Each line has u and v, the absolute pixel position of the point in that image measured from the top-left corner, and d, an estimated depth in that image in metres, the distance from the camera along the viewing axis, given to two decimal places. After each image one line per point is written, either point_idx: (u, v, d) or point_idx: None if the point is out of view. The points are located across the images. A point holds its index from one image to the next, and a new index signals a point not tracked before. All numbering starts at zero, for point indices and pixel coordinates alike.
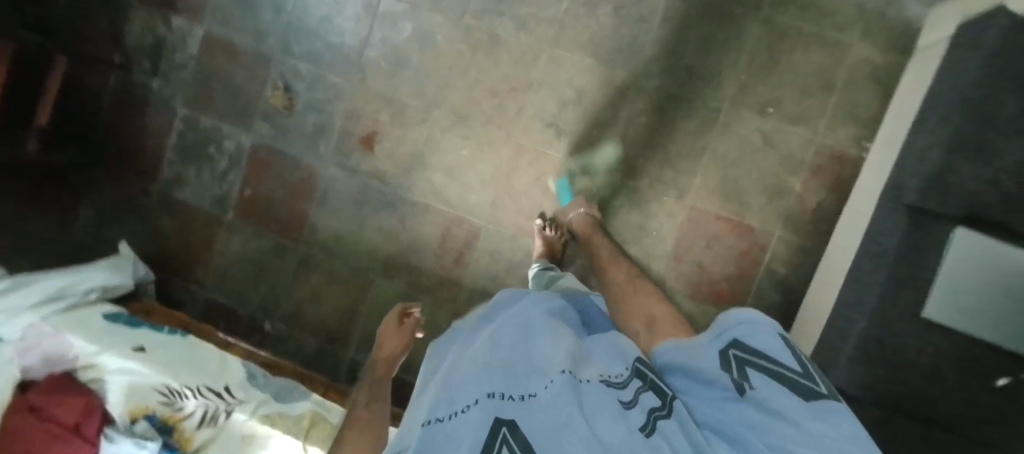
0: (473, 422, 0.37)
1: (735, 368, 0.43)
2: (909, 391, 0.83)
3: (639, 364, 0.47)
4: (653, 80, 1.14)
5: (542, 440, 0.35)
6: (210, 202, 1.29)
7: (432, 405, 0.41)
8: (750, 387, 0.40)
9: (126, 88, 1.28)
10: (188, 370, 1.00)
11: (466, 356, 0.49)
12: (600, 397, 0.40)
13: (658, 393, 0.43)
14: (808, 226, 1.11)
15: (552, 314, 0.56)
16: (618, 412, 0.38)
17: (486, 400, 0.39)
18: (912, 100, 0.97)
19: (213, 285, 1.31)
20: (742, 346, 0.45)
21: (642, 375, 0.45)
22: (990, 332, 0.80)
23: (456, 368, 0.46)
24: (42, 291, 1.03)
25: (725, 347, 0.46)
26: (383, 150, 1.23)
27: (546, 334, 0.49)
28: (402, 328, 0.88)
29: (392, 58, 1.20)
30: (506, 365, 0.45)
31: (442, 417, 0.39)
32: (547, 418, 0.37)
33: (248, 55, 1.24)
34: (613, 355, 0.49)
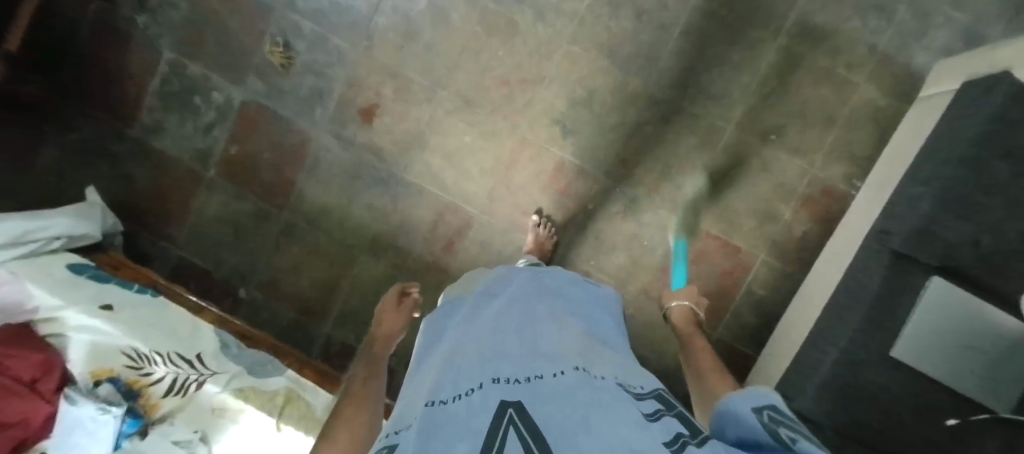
0: (475, 403, 0.38)
1: (770, 424, 0.33)
2: (869, 424, 0.87)
3: (661, 392, 0.46)
4: (665, 91, 1.13)
5: (552, 430, 0.33)
6: (190, 155, 1.22)
7: (437, 388, 0.43)
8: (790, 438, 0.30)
9: (107, 18, 1.19)
10: (160, 335, 0.96)
11: (474, 344, 0.51)
12: (614, 395, 0.39)
13: (687, 428, 0.37)
14: (791, 253, 1.15)
15: (563, 320, 0.58)
16: (639, 418, 0.35)
17: (491, 384, 0.41)
18: (909, 146, 1.00)
19: (187, 242, 1.24)
20: (781, 412, 0.35)
21: (665, 402, 0.43)
22: (947, 375, 0.85)
23: (464, 355, 0.48)
24: (5, 232, 0.94)
25: (755, 413, 0.36)
26: (382, 125, 1.18)
27: (556, 341, 0.50)
28: (400, 309, 0.92)
29: (402, 30, 1.15)
30: (514, 357, 0.46)
31: (446, 399, 0.40)
32: (559, 405, 0.36)
33: (248, 4, 1.16)
34: (633, 376, 0.48)
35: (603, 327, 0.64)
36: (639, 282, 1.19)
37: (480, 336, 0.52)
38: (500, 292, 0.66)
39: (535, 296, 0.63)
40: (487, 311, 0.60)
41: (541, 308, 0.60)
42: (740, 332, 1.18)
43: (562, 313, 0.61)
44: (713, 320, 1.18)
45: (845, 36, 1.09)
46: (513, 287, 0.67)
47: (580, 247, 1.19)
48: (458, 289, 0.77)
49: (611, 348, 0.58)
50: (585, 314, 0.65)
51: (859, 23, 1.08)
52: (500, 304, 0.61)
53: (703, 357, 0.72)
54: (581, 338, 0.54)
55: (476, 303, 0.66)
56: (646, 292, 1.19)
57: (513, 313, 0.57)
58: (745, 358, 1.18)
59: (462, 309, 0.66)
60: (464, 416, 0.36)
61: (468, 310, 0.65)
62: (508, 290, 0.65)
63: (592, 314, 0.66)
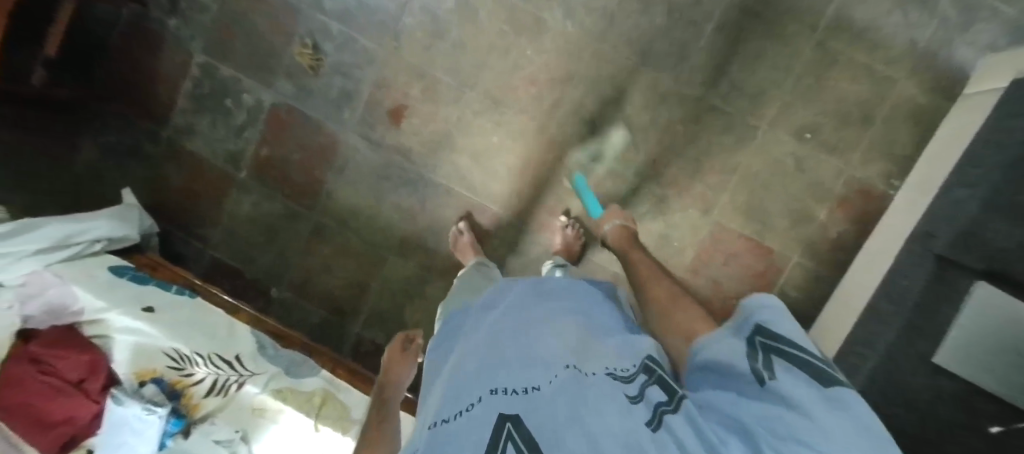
0: (474, 417, 0.40)
1: (757, 356, 0.37)
2: (914, 436, 0.85)
3: (650, 362, 0.45)
4: (697, 89, 1.11)
5: (544, 438, 0.35)
6: (222, 158, 1.23)
7: (440, 406, 0.45)
8: (770, 376, 0.34)
9: (140, 21, 1.20)
10: (200, 336, 0.98)
11: (475, 353, 0.51)
12: (603, 386, 0.39)
13: (665, 391, 0.39)
14: (825, 255, 1.13)
15: (563, 310, 0.57)
16: (622, 407, 0.36)
17: (489, 397, 0.42)
18: (952, 146, 0.97)
19: (219, 243, 1.27)
20: (767, 336, 0.38)
21: (649, 370, 0.43)
22: (988, 379, 0.81)
23: (466, 367, 0.50)
24: (47, 236, 0.96)
25: (746, 347, 0.38)
26: (410, 126, 1.18)
27: (549, 335, 0.50)
28: (406, 356, 0.94)
29: (430, 29, 1.14)
30: (510, 362, 0.47)
31: (447, 418, 0.42)
32: (547, 410, 0.37)
33: (276, 5, 1.16)
34: (626, 352, 0.47)
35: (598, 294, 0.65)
36: None
37: (481, 344, 0.53)
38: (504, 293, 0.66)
39: (537, 294, 0.62)
40: (491, 316, 0.61)
41: (536, 300, 0.60)
42: None
43: (563, 302, 0.60)
44: None
45: (886, 31, 1.05)
46: (515, 287, 0.67)
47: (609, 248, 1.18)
48: (461, 302, 0.79)
49: (610, 322, 0.56)
50: (579, 288, 0.64)
51: (901, 17, 1.04)
52: (505, 308, 0.61)
53: (642, 262, 0.73)
54: (580, 327, 0.53)
55: (478, 314, 0.67)
56: None
57: (509, 314, 0.58)
58: None
59: (467, 322, 0.67)
60: (464, 436, 0.38)
61: (475, 316, 0.66)
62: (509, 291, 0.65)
63: (594, 293, 0.64)
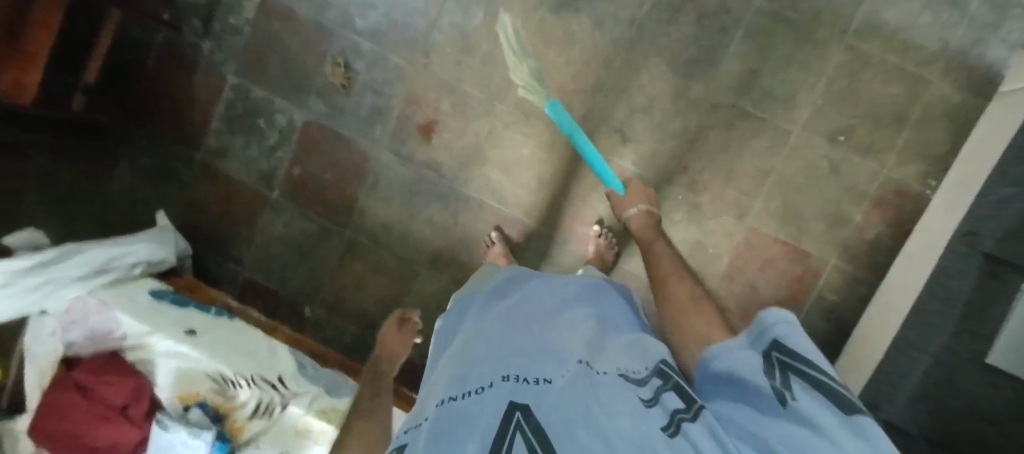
0: (485, 401, 0.38)
1: (772, 373, 0.36)
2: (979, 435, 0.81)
3: (663, 365, 0.44)
4: (728, 96, 1.11)
5: (554, 429, 0.33)
6: (256, 178, 1.25)
7: (450, 385, 0.44)
8: (791, 397, 0.33)
9: (175, 46, 1.24)
10: (241, 357, 0.98)
11: (484, 340, 0.51)
12: (617, 385, 0.39)
13: (683, 397, 0.38)
14: (863, 258, 1.13)
15: (574, 307, 0.57)
16: (637, 411, 0.35)
17: (501, 382, 0.40)
18: (991, 144, 0.96)
19: (253, 263, 1.28)
20: (785, 352, 0.37)
21: (664, 374, 0.42)
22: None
23: (476, 351, 0.49)
24: (87, 262, 0.98)
25: (760, 363, 0.37)
26: (441, 140, 1.19)
27: (560, 331, 0.50)
28: (402, 332, 1.00)
29: (460, 45, 1.15)
30: (522, 351, 0.46)
31: (456, 396, 0.41)
32: (561, 402, 0.36)
33: (307, 25, 1.18)
34: (637, 355, 0.46)
35: (613, 294, 0.65)
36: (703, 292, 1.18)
37: (491, 333, 0.52)
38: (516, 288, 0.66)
39: (551, 291, 0.62)
40: (500, 307, 0.60)
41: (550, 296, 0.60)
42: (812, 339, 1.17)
43: (575, 300, 0.59)
44: None
45: (916, 33, 1.06)
46: (527, 283, 0.68)
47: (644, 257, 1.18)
48: (473, 286, 0.79)
49: (620, 324, 0.56)
50: (593, 287, 0.64)
51: (931, 18, 1.05)
52: (517, 301, 0.60)
53: (663, 257, 0.70)
54: (593, 324, 0.53)
55: (488, 299, 0.68)
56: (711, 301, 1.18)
57: (520, 307, 0.58)
58: None
59: (476, 305, 0.67)
60: (474, 419, 0.37)
61: (483, 304, 0.66)
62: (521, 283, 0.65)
63: (603, 293, 0.63)
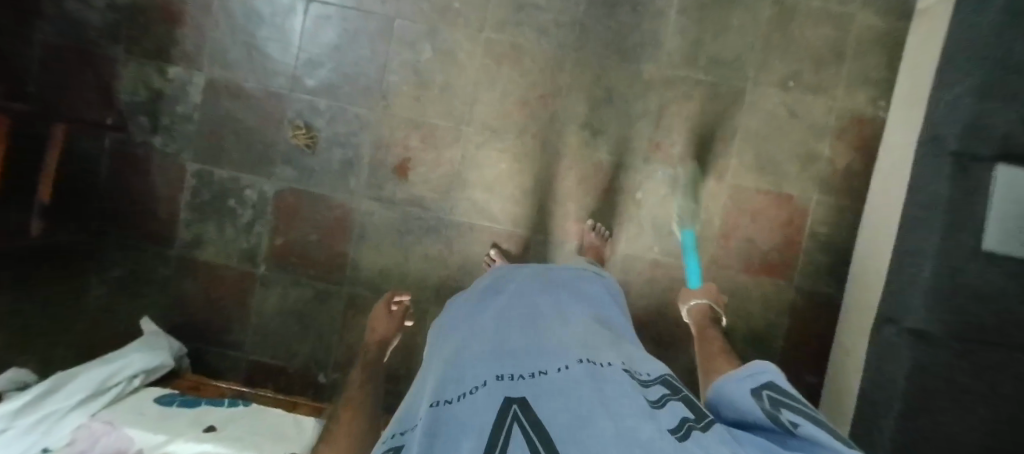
0: (482, 399, 0.36)
1: (771, 407, 0.39)
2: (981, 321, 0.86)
3: (667, 376, 0.45)
4: (680, 70, 1.16)
5: (554, 422, 0.31)
6: (238, 257, 1.21)
7: (440, 388, 0.41)
8: (794, 423, 0.35)
9: (125, 148, 1.20)
10: (270, 441, 0.93)
11: (476, 342, 0.48)
12: (620, 385, 0.37)
13: (690, 408, 0.37)
14: (842, 187, 1.18)
15: (569, 311, 0.55)
16: (646, 409, 0.33)
17: (495, 381, 0.38)
18: (926, 57, 1.03)
19: (255, 344, 1.23)
20: (777, 390, 0.41)
21: (670, 385, 0.43)
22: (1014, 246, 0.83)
23: (468, 353, 0.46)
24: (85, 385, 0.93)
25: (758, 402, 0.40)
26: (418, 176, 1.19)
27: (557, 330, 0.48)
28: (391, 315, 0.98)
29: (415, 81, 1.17)
30: (516, 352, 0.44)
31: (451, 398, 0.38)
32: (561, 399, 0.34)
33: (258, 96, 1.18)
34: (643, 363, 0.48)
35: (607, 299, 0.65)
36: (703, 257, 1.20)
37: (483, 334, 0.50)
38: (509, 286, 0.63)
39: (543, 288, 0.60)
40: (492, 304, 0.58)
41: (544, 294, 0.58)
42: (816, 276, 1.21)
43: (568, 302, 0.58)
44: (784, 271, 1.21)
45: None
46: (518, 276, 0.66)
47: (640, 238, 1.20)
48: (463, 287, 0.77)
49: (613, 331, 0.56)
50: (583, 290, 0.63)
51: None
52: (509, 299, 0.57)
53: (709, 338, 0.74)
54: (587, 327, 0.52)
55: (478, 293, 0.65)
56: (714, 263, 1.21)
57: (514, 304, 0.56)
58: (831, 298, 1.21)
59: (465, 301, 0.65)
60: (468, 417, 0.34)
61: (470, 301, 0.64)
62: (514, 282, 0.63)
63: (597, 301, 0.63)
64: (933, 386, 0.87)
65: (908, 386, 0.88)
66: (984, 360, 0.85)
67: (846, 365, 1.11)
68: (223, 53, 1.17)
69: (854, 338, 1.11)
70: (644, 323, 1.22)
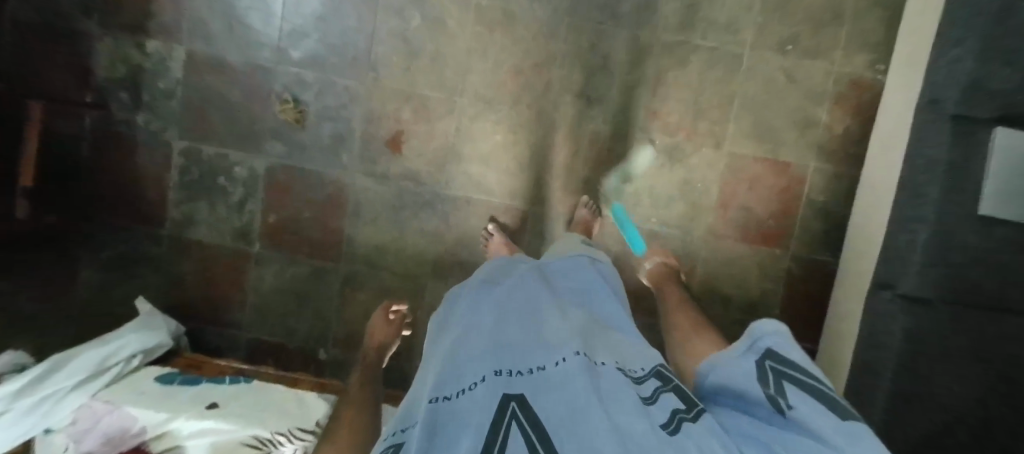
0: (480, 396, 0.37)
1: (770, 381, 0.39)
2: (977, 281, 0.86)
3: (661, 367, 0.45)
4: (676, 35, 1.13)
5: (552, 420, 0.32)
6: (231, 236, 1.20)
7: (439, 381, 0.41)
8: (788, 404, 0.35)
9: (107, 126, 1.16)
10: (273, 416, 0.95)
11: (475, 334, 0.48)
12: (615, 382, 0.38)
13: (682, 398, 0.39)
14: (839, 154, 1.17)
15: (568, 303, 0.55)
16: (638, 404, 0.35)
17: (494, 377, 0.39)
18: (926, 18, 1.01)
19: (254, 323, 1.24)
20: (778, 361, 0.40)
21: (663, 377, 0.43)
22: (1010, 209, 0.84)
23: (467, 345, 0.46)
24: (83, 367, 0.94)
25: (756, 375, 0.40)
26: (411, 150, 1.17)
27: (554, 320, 0.48)
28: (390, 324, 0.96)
29: (404, 51, 1.13)
30: (514, 345, 0.44)
31: (451, 394, 0.39)
32: (560, 394, 0.35)
33: (243, 70, 1.14)
34: (639, 354, 0.48)
35: (608, 281, 0.64)
36: (701, 226, 1.20)
37: (481, 325, 0.50)
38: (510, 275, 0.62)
39: (541, 278, 0.60)
40: (489, 293, 0.58)
41: (542, 285, 0.57)
42: (811, 243, 1.21)
43: (567, 295, 0.57)
44: (780, 239, 1.21)
45: None
46: (517, 267, 0.65)
47: (637, 209, 1.19)
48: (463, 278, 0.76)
49: (610, 321, 0.56)
50: (582, 275, 0.63)
51: None
52: (509, 288, 0.57)
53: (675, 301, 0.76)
54: (585, 319, 0.52)
55: (477, 282, 0.65)
56: (711, 233, 1.21)
57: (512, 293, 0.55)
58: (826, 264, 1.22)
59: (464, 290, 0.64)
60: (467, 415, 0.35)
61: (468, 289, 0.63)
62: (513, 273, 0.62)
63: (596, 284, 0.62)
64: (925, 346, 0.88)
65: (903, 347, 0.89)
66: (973, 322, 0.87)
67: (840, 330, 1.13)
68: (202, 25, 1.12)
69: (848, 303, 1.12)
70: (642, 294, 1.23)
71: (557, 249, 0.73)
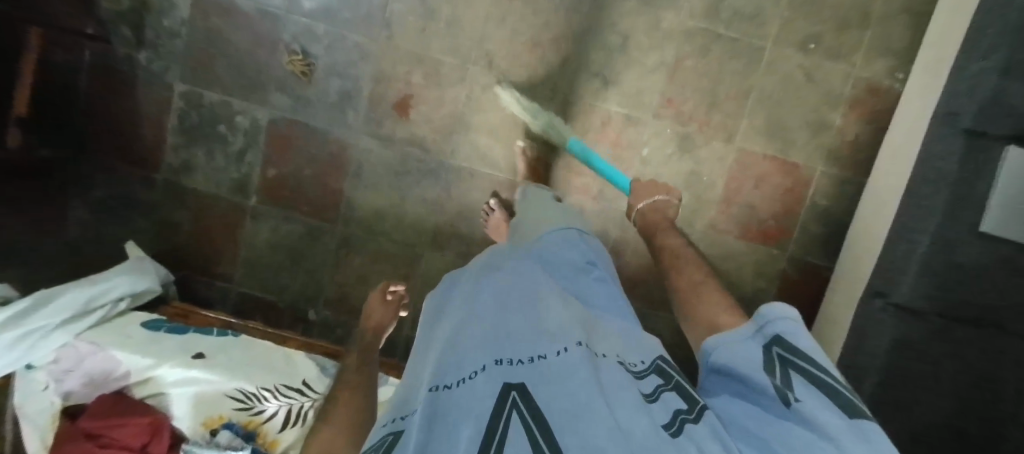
0: (481, 386, 0.34)
1: (776, 370, 0.38)
2: (972, 297, 0.87)
3: (660, 363, 0.44)
4: (699, 22, 1.11)
5: (554, 417, 0.30)
6: (227, 188, 1.17)
7: (437, 369, 0.38)
8: (794, 396, 0.35)
9: (107, 62, 1.12)
10: (260, 370, 0.95)
11: (470, 317, 0.44)
12: (616, 378, 0.36)
13: (683, 397, 0.38)
14: (847, 160, 1.17)
15: (564, 287, 0.52)
16: (641, 404, 0.33)
17: (495, 365, 0.36)
18: (953, 28, 0.99)
19: (245, 277, 1.22)
20: (787, 348, 0.39)
21: (664, 373, 0.42)
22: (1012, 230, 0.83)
23: (466, 329, 0.42)
24: (70, 305, 0.91)
25: (762, 362, 0.39)
26: (420, 115, 1.14)
27: (555, 303, 0.45)
28: (387, 304, 0.91)
29: (420, 11, 1.09)
30: (512, 330, 0.41)
31: (450, 383, 0.36)
32: (564, 387, 0.33)
33: (251, 14, 1.09)
34: (632, 345, 0.46)
35: (607, 266, 0.61)
36: (703, 220, 1.20)
37: (480, 304, 0.46)
38: (501, 253, 0.58)
39: (540, 258, 0.56)
40: (486, 271, 0.54)
41: (542, 266, 0.54)
42: (810, 245, 1.22)
43: (568, 278, 0.54)
44: (780, 240, 1.21)
45: None
46: (514, 246, 0.61)
47: None
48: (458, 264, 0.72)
49: (607, 306, 0.53)
50: (581, 250, 0.60)
51: None
52: (506, 265, 0.53)
53: (671, 234, 0.75)
54: (585, 307, 0.49)
55: (473, 263, 0.60)
56: (712, 227, 1.21)
57: (512, 270, 0.51)
58: (822, 267, 1.23)
59: (460, 271, 0.60)
60: (465, 406, 0.32)
61: (464, 270, 0.59)
62: (510, 251, 0.58)
63: (596, 265, 0.59)
64: (908, 357, 0.89)
65: (887, 358, 0.90)
66: (964, 338, 0.88)
67: (828, 334, 1.15)
68: None
69: (840, 308, 1.13)
70: (637, 282, 1.23)
71: (531, 224, 0.70)
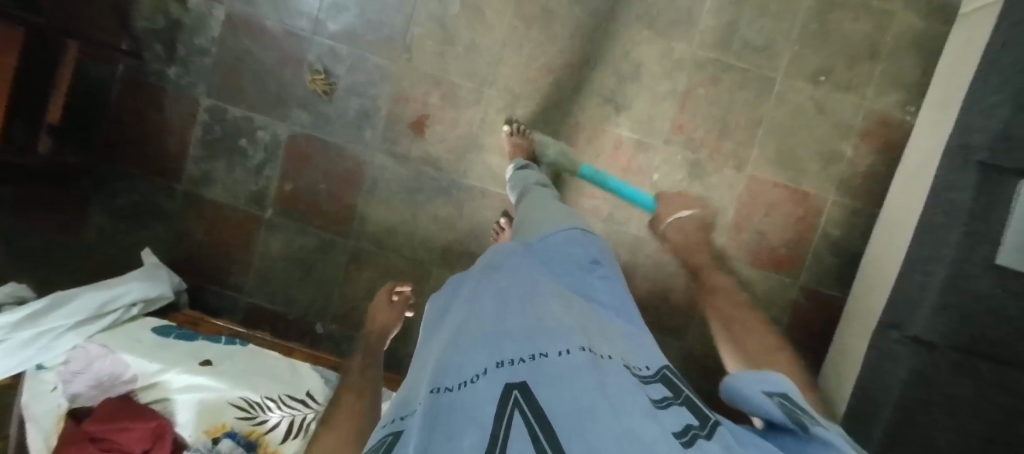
0: (482, 390, 0.33)
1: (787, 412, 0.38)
2: (987, 332, 0.84)
3: (667, 372, 0.44)
4: (710, 53, 1.14)
5: (557, 419, 0.30)
6: (245, 200, 1.20)
7: (438, 372, 0.38)
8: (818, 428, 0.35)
9: (137, 76, 1.18)
10: (266, 380, 0.95)
11: (472, 321, 0.44)
12: (622, 382, 0.36)
13: (695, 413, 0.36)
14: (860, 190, 1.17)
15: (566, 288, 0.52)
16: (649, 411, 0.33)
17: (496, 368, 0.36)
18: (964, 63, 1.01)
19: (256, 288, 1.24)
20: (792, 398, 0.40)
21: (671, 386, 0.41)
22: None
23: (467, 331, 0.42)
24: (84, 308, 0.91)
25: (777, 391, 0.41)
26: (434, 135, 1.17)
27: (557, 306, 0.45)
28: (393, 307, 0.91)
29: (440, 36, 1.14)
30: (514, 332, 0.40)
31: (451, 386, 0.35)
32: (568, 391, 0.32)
33: (279, 35, 1.14)
34: (639, 351, 0.46)
35: (614, 270, 0.61)
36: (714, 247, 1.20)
37: (481, 307, 0.46)
38: (501, 252, 0.58)
39: (542, 259, 0.56)
40: (486, 274, 0.53)
41: (544, 268, 0.54)
42: (822, 276, 1.20)
43: (570, 281, 0.54)
44: (791, 269, 1.20)
45: None
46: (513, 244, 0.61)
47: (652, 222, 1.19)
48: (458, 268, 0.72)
49: (610, 311, 0.53)
50: (585, 247, 0.59)
51: None
52: (507, 267, 0.53)
53: (715, 274, 0.74)
54: (587, 311, 0.48)
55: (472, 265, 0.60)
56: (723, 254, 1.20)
57: (513, 273, 0.51)
58: (834, 298, 1.21)
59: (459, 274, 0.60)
60: (466, 407, 0.32)
61: (464, 273, 0.58)
62: (510, 250, 0.58)
63: (603, 267, 0.59)
64: (924, 394, 0.86)
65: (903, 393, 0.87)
66: (986, 375, 0.85)
67: (841, 367, 1.12)
68: None
69: (853, 340, 1.11)
70: (647, 306, 1.22)
71: (531, 221, 0.67)
